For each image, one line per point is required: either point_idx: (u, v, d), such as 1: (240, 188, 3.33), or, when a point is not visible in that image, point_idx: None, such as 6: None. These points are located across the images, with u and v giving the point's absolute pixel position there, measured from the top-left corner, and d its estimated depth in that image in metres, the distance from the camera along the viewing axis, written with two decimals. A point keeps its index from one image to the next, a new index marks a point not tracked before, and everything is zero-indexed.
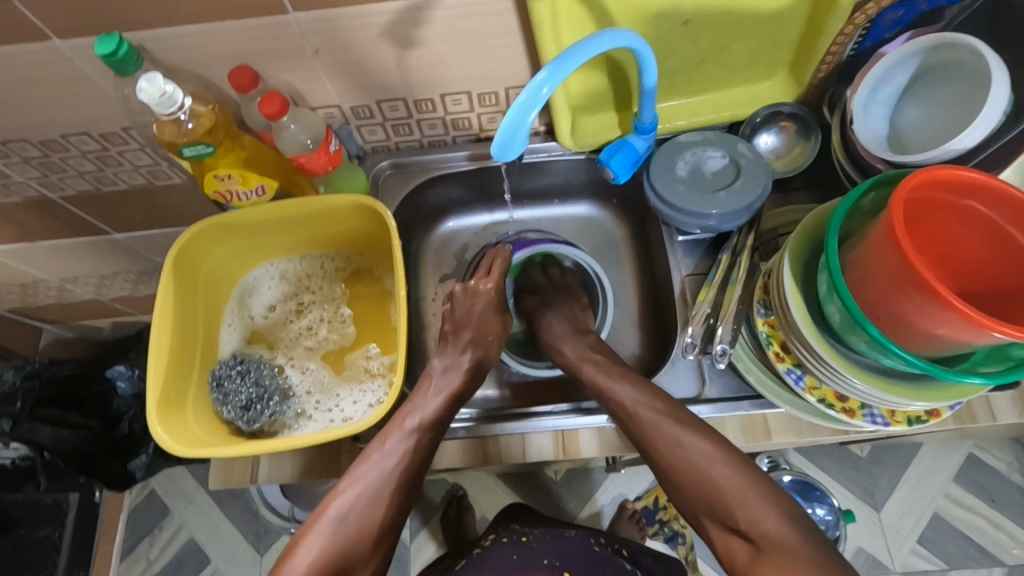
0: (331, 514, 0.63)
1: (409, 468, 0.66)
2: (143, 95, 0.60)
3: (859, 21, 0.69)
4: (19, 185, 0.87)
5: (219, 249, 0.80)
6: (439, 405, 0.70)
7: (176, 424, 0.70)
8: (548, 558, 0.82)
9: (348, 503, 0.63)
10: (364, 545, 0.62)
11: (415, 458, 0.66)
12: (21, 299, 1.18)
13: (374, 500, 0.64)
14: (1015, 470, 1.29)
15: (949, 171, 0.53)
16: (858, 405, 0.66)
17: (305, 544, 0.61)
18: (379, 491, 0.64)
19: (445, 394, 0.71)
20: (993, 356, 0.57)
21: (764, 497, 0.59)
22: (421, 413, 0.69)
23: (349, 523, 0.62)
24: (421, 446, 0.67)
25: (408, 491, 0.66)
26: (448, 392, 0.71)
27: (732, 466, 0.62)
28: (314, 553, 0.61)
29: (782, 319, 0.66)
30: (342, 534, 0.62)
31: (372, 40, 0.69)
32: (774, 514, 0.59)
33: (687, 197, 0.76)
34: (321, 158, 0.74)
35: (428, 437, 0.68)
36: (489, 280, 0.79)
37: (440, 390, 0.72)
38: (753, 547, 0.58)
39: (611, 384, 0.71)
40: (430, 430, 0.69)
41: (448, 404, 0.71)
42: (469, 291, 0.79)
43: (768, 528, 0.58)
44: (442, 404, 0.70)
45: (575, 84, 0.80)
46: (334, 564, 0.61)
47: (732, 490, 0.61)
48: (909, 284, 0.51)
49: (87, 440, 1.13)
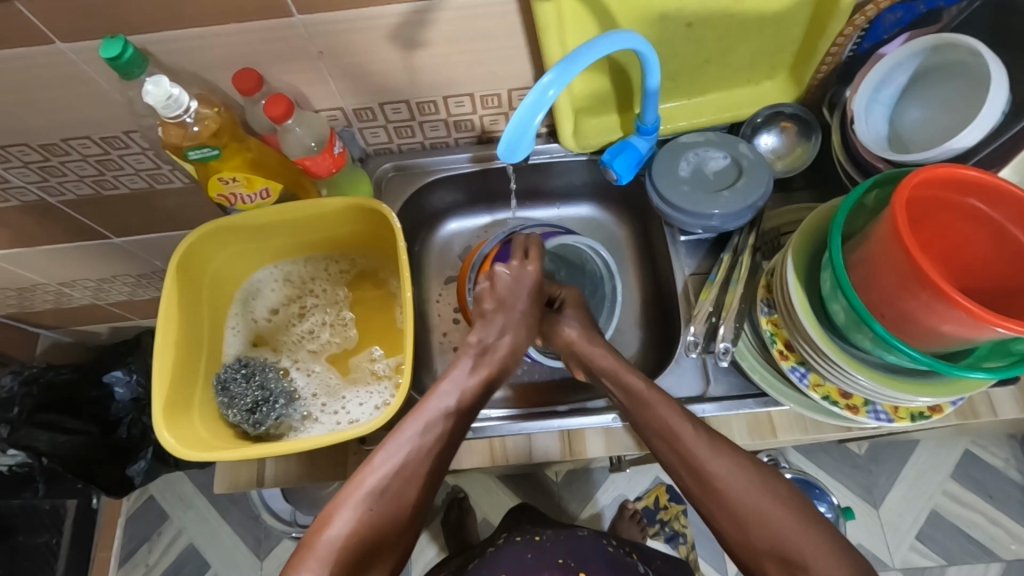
0: (364, 489, 0.62)
1: (444, 447, 0.66)
2: (149, 98, 0.60)
3: (859, 22, 0.70)
4: (19, 189, 0.86)
5: (223, 252, 0.79)
6: (475, 387, 0.71)
7: (183, 428, 0.70)
8: (563, 558, 0.83)
9: (382, 478, 0.62)
10: (397, 522, 0.62)
11: (449, 436, 0.66)
12: (19, 304, 1.18)
13: (409, 479, 0.63)
14: (1012, 466, 1.30)
15: (950, 169, 0.54)
16: (862, 402, 0.67)
17: (339, 516, 0.61)
18: (414, 469, 0.64)
19: (482, 376, 0.72)
20: (995, 352, 0.58)
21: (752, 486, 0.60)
22: (458, 394, 0.69)
23: (385, 499, 0.62)
24: (451, 425, 0.67)
25: (440, 469, 0.66)
26: (482, 374, 0.72)
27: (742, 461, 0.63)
28: (348, 527, 0.60)
29: (786, 317, 0.66)
30: (377, 512, 0.61)
31: (377, 42, 0.69)
32: None
33: (690, 198, 0.77)
34: (326, 160, 0.74)
35: (459, 418, 0.68)
36: (534, 264, 0.78)
37: (478, 371, 0.72)
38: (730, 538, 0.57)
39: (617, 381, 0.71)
40: (462, 410, 0.69)
41: (483, 388, 0.71)
42: (514, 271, 0.78)
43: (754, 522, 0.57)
44: (476, 389, 0.71)
45: (578, 88, 0.80)
46: (366, 540, 0.60)
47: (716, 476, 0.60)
48: (915, 282, 0.52)
49: (86, 446, 1.14)
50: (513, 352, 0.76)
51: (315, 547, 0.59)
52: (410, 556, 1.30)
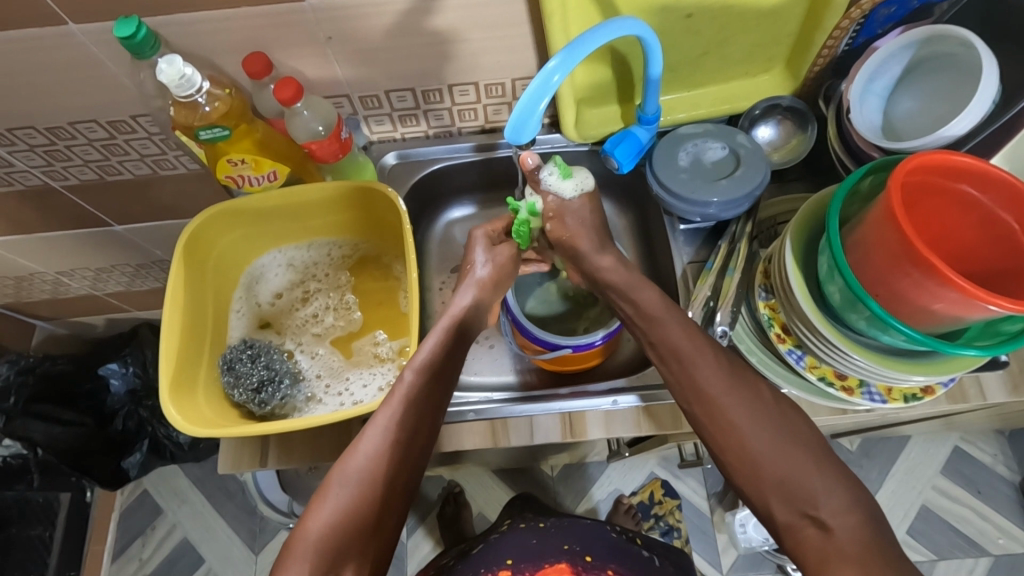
0: (339, 480, 0.58)
1: (419, 419, 0.62)
2: (163, 77, 0.62)
3: (855, 15, 0.71)
4: (22, 174, 0.87)
5: (229, 235, 0.80)
6: (434, 349, 0.66)
7: (187, 405, 0.70)
8: (569, 543, 0.85)
9: (354, 463, 0.59)
10: (375, 505, 0.58)
11: (419, 407, 0.63)
12: (16, 294, 1.17)
13: (375, 456, 0.59)
14: (999, 462, 1.32)
15: (942, 155, 0.56)
16: (856, 383, 0.69)
17: (321, 504, 0.58)
18: (380, 446, 0.60)
19: (445, 334, 0.68)
20: (985, 331, 0.59)
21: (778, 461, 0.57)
22: (416, 361, 0.65)
23: (357, 481, 0.58)
24: (425, 390, 0.64)
25: (411, 439, 0.61)
26: (442, 333, 0.68)
27: (768, 431, 0.57)
28: (330, 514, 0.57)
29: (784, 301, 0.68)
30: (349, 495, 0.58)
31: (384, 29, 0.71)
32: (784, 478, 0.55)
33: (688, 185, 0.79)
34: (332, 144, 0.75)
35: (431, 383, 0.64)
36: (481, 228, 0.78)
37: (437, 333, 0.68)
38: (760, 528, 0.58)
39: None
40: (433, 376, 0.65)
41: (445, 346, 0.67)
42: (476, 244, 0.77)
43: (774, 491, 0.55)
44: (436, 348, 0.66)
45: (580, 77, 0.82)
46: (347, 526, 0.57)
47: (767, 454, 0.56)
48: (908, 262, 0.54)
49: (81, 437, 1.15)
50: (472, 314, 0.71)
51: (296, 540, 0.56)
52: (406, 552, 1.30)
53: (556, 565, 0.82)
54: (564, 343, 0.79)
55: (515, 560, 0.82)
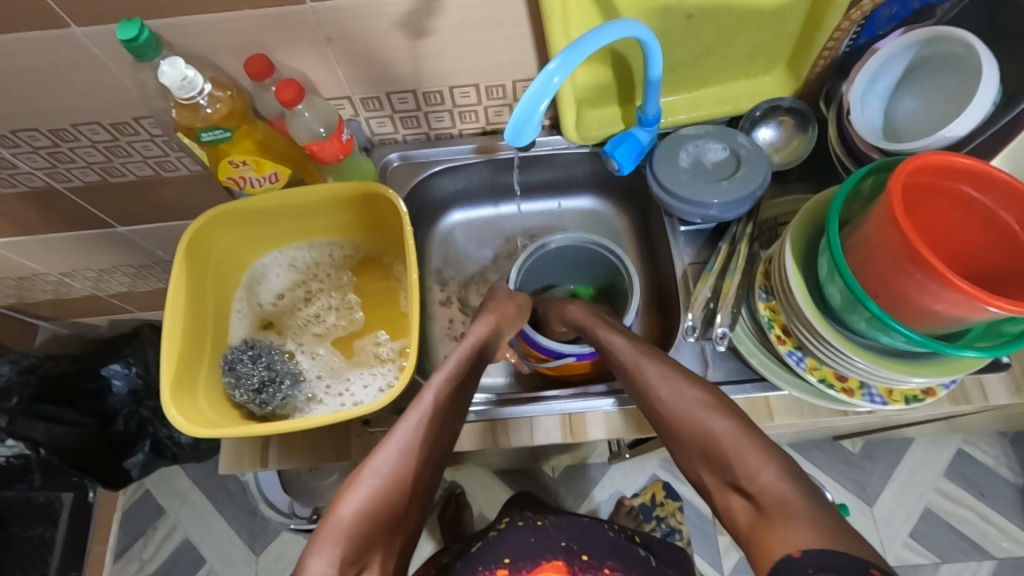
0: (371, 470, 0.59)
1: (444, 424, 0.64)
2: (165, 78, 0.62)
3: (856, 16, 0.71)
4: (26, 175, 0.87)
5: (230, 236, 0.81)
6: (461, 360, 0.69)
7: (189, 406, 0.71)
8: (567, 541, 0.85)
9: (387, 459, 0.60)
10: (401, 504, 0.59)
11: (449, 415, 0.65)
12: (19, 294, 1.18)
13: (408, 455, 0.60)
14: (1002, 465, 1.32)
15: (944, 156, 0.56)
16: (857, 385, 0.69)
17: (349, 496, 0.58)
18: (412, 446, 0.61)
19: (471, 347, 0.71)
20: (988, 332, 0.59)
21: (768, 452, 0.57)
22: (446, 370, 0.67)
23: (390, 476, 0.59)
24: (451, 398, 0.66)
25: (435, 445, 0.63)
26: (472, 346, 0.71)
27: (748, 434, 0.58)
28: (359, 506, 0.57)
29: (784, 303, 0.68)
30: (381, 489, 0.58)
31: (385, 30, 0.71)
32: (773, 467, 0.55)
33: (689, 186, 0.79)
34: (333, 146, 0.74)
35: (456, 390, 0.67)
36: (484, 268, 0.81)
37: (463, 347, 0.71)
38: (752, 505, 0.55)
39: (624, 343, 0.71)
40: (460, 386, 0.67)
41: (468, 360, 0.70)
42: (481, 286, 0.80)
43: (765, 483, 0.55)
44: (462, 361, 0.69)
45: (581, 78, 0.82)
46: (375, 519, 0.57)
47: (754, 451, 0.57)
48: (909, 262, 0.54)
49: (83, 437, 1.15)
50: (494, 334, 0.74)
51: (326, 531, 0.56)
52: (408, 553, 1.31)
53: (554, 562, 0.82)
54: (552, 348, 0.80)
55: (513, 560, 0.82)
